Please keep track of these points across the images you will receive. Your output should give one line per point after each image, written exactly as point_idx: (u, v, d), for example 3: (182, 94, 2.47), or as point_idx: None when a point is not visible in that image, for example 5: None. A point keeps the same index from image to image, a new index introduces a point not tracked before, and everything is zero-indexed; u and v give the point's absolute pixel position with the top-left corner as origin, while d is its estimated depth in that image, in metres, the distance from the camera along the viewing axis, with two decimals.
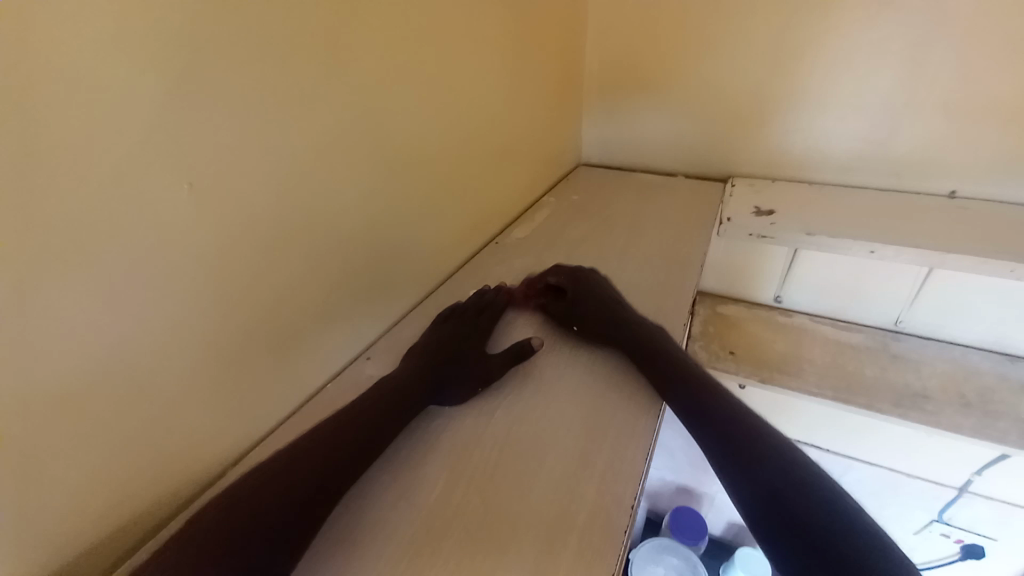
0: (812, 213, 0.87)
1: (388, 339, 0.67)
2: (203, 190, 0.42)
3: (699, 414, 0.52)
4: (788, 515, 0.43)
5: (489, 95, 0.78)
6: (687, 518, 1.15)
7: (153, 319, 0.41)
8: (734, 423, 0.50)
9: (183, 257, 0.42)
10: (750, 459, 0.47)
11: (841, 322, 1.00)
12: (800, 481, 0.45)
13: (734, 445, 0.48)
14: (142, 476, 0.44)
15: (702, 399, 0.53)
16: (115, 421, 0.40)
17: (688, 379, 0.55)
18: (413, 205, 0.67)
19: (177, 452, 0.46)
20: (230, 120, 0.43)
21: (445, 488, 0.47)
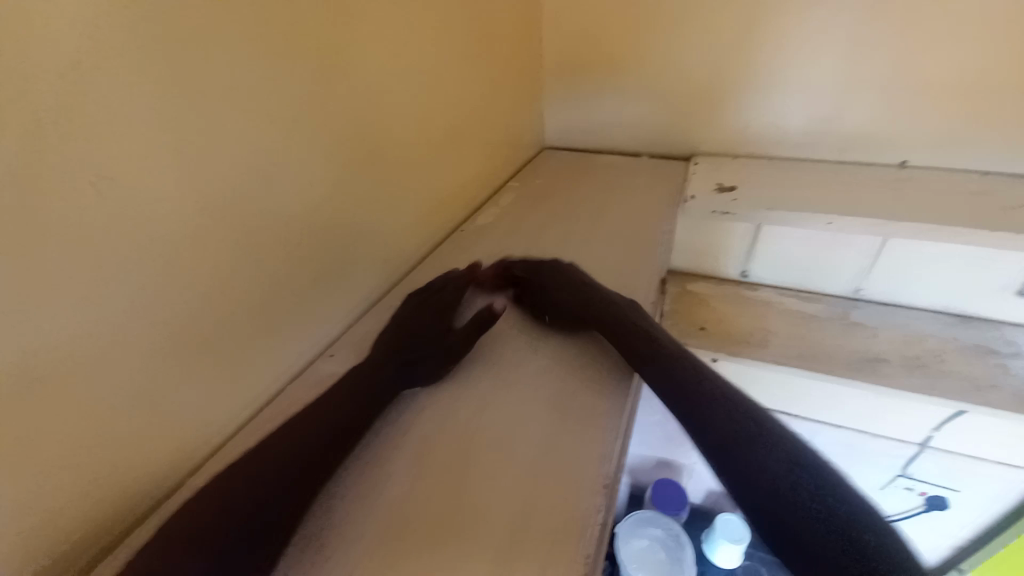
0: (773, 189, 0.88)
1: (352, 333, 0.66)
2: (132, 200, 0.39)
3: (690, 405, 0.51)
4: (781, 509, 0.43)
5: (442, 82, 0.76)
6: (668, 490, 1.18)
7: (91, 340, 0.39)
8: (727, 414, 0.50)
9: (120, 272, 0.40)
10: (746, 450, 0.47)
11: (804, 293, 1.03)
12: (792, 469, 0.46)
13: (726, 437, 0.48)
14: (96, 500, 0.42)
15: (692, 392, 0.52)
16: (54, 450, 0.38)
17: (677, 369, 0.54)
18: (368, 199, 0.66)
19: (133, 472, 0.45)
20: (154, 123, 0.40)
21: (410, 484, 0.47)
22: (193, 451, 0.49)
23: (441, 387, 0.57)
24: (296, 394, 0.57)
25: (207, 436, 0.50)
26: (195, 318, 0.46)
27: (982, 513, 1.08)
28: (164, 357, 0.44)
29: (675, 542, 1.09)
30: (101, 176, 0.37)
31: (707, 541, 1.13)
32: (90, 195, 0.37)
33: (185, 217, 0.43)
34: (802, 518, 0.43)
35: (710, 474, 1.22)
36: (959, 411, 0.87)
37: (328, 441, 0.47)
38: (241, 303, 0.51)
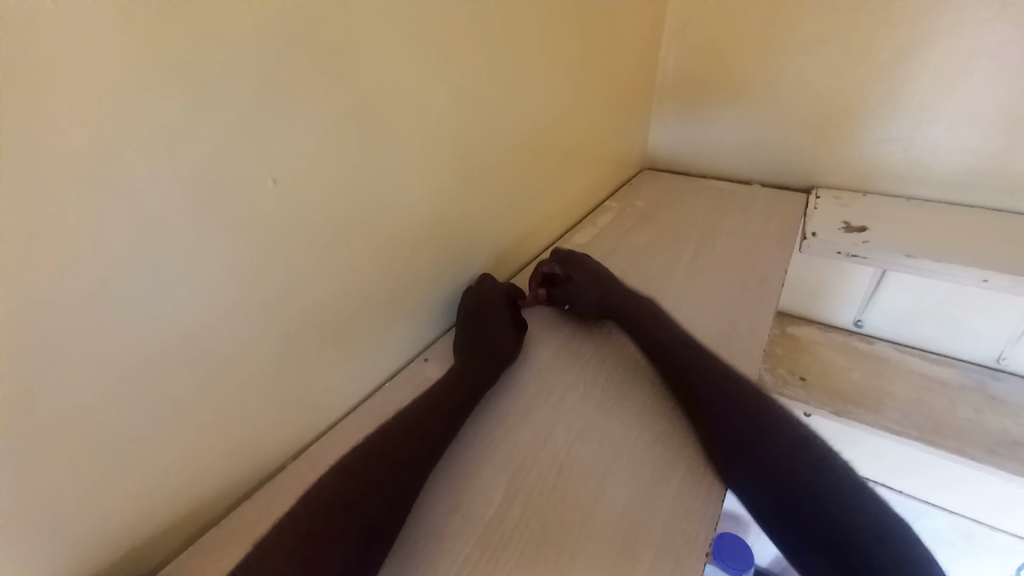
0: (911, 234, 0.78)
1: (446, 338, 0.65)
2: (271, 194, 0.42)
3: (765, 482, 0.42)
4: (797, 506, 0.40)
5: (559, 96, 0.75)
6: (735, 544, 1.03)
7: (221, 319, 0.41)
8: (791, 478, 0.42)
9: (250, 259, 0.42)
10: (764, 462, 0.43)
11: (930, 354, 0.91)
12: (827, 502, 0.40)
13: (796, 516, 0.40)
14: (204, 468, 0.44)
15: (753, 457, 0.43)
16: (179, 417, 0.41)
17: (731, 419, 0.46)
18: (478, 208, 0.66)
19: (236, 447, 0.47)
20: (300, 123, 0.42)
21: (501, 502, 0.44)
22: (287, 434, 0.51)
23: (522, 401, 0.54)
24: (390, 394, 0.58)
25: (301, 421, 0.52)
26: (306, 309, 0.48)
27: None
28: (273, 344, 0.46)
29: None
30: (264, 172, 0.41)
31: None
32: (262, 183, 0.41)
33: (318, 214, 0.46)
34: (820, 507, 0.40)
35: None
36: None
37: (423, 455, 0.45)
38: (350, 299, 0.52)
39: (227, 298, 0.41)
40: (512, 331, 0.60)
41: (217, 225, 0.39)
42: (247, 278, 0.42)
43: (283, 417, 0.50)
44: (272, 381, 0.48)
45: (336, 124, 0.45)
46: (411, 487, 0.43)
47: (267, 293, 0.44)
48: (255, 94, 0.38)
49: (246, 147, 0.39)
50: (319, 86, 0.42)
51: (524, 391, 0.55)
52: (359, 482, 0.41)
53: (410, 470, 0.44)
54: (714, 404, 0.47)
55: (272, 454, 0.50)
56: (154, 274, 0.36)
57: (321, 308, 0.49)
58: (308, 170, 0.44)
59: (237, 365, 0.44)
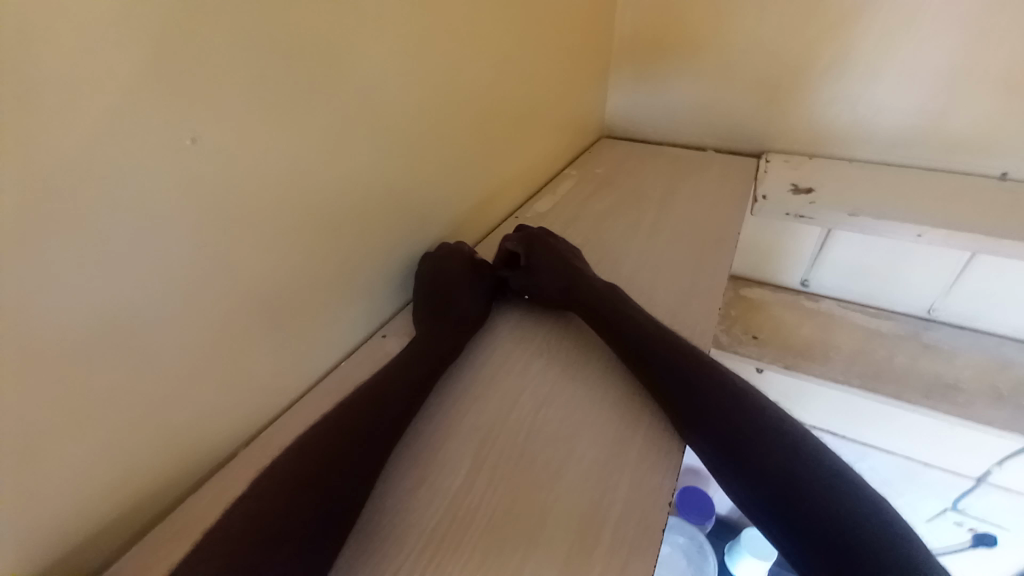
0: (855, 195, 0.81)
1: (404, 313, 0.63)
2: (200, 164, 0.38)
3: (751, 472, 0.41)
4: (794, 508, 0.39)
5: (513, 60, 0.72)
6: (696, 495, 1.09)
7: (150, 301, 0.38)
8: (768, 463, 0.41)
9: (179, 235, 0.38)
10: (758, 461, 0.42)
11: (870, 309, 0.96)
12: (826, 503, 0.39)
13: (774, 502, 0.40)
14: (144, 462, 0.41)
15: (746, 455, 0.42)
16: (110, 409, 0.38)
17: (712, 404, 0.45)
18: (433, 176, 0.63)
19: (181, 437, 0.43)
20: (227, 83, 0.38)
21: (465, 475, 0.43)
22: (238, 420, 0.48)
23: (486, 372, 0.53)
24: (349, 372, 0.56)
25: (252, 405, 0.49)
26: (250, 288, 0.45)
27: None
28: (213, 326, 0.43)
29: (699, 552, 1.06)
30: (181, 132, 0.36)
31: (731, 551, 1.07)
32: (180, 146, 0.36)
33: (251, 183, 0.42)
34: (819, 508, 0.39)
35: None
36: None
37: (384, 430, 0.44)
38: (299, 276, 0.49)
39: (154, 276, 0.37)
40: (476, 303, 0.59)
41: (132, 194, 0.34)
42: (176, 253, 0.38)
43: (230, 401, 0.47)
44: (216, 367, 0.44)
45: (270, 84, 0.41)
46: (372, 462, 0.42)
47: (201, 269, 0.40)
48: (158, 40, 0.33)
49: (157, 104, 0.34)
50: (238, 35, 0.38)
51: (488, 362, 0.54)
52: (317, 465, 0.39)
53: (374, 447, 0.42)
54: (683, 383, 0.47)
55: (222, 439, 0.47)
56: (58, 250, 0.32)
57: (267, 285, 0.46)
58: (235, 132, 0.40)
59: (171, 348, 0.40)
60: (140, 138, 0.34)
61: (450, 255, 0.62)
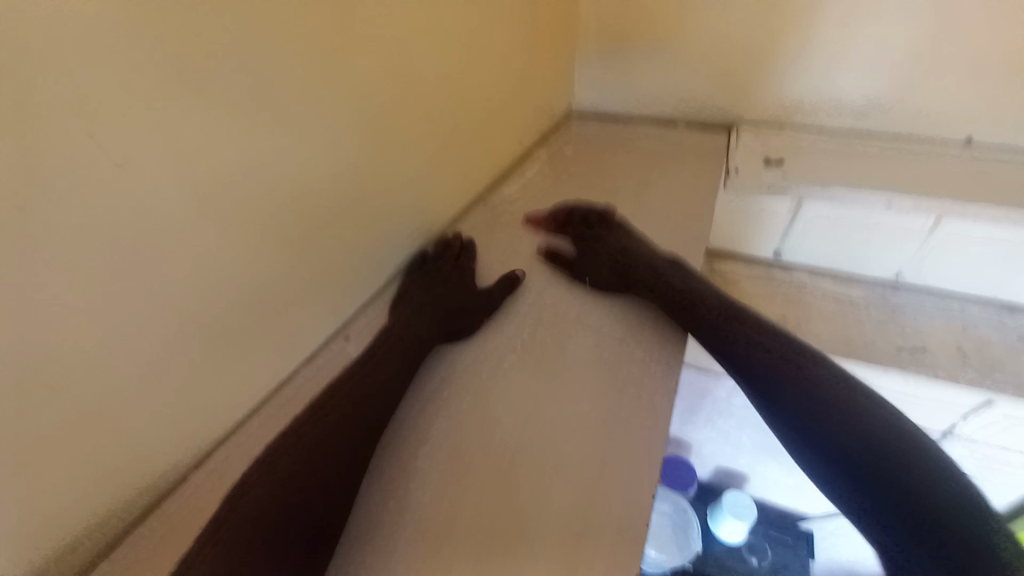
0: (825, 167, 0.81)
1: (369, 314, 0.59)
2: (106, 179, 0.33)
3: (789, 398, 0.50)
4: (826, 425, 0.48)
5: (473, 36, 0.67)
6: (678, 465, 1.11)
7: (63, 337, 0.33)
8: (822, 409, 0.49)
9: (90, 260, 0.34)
10: (790, 388, 0.50)
11: (841, 277, 0.97)
12: (855, 422, 0.47)
13: (812, 423, 0.48)
14: None
15: (780, 381, 0.50)
16: None
17: (746, 344, 0.52)
18: (393, 169, 0.58)
19: None
20: (124, 85, 0.33)
21: (438, 489, 0.43)
22: (192, 447, 0.45)
23: (458, 374, 0.51)
24: (312, 382, 0.53)
25: (207, 424, 0.47)
26: (184, 307, 0.41)
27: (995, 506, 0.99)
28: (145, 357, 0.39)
29: (682, 517, 1.09)
30: (60, 146, 0.31)
31: (713, 516, 1.10)
32: (63, 163, 0.31)
33: (166, 196, 0.37)
34: (848, 425, 0.48)
35: (722, 453, 1.16)
36: (988, 404, 0.81)
37: (349, 453, 0.42)
38: (248, 288, 0.46)
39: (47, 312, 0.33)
40: (445, 297, 0.56)
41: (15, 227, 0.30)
42: (73, 285, 0.34)
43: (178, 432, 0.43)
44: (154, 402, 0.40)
45: (180, 82, 0.36)
46: (337, 491, 0.40)
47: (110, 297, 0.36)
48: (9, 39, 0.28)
49: (37, 119, 0.30)
50: (123, 27, 0.32)
51: (459, 363, 0.52)
52: (277, 504, 0.37)
53: (327, 469, 0.40)
54: (752, 347, 0.52)
55: (157, 469, 0.45)
56: None
57: (211, 302, 0.43)
58: (135, 140, 0.34)
59: (83, 386, 0.36)
60: (5, 159, 0.29)
61: (444, 254, 0.63)
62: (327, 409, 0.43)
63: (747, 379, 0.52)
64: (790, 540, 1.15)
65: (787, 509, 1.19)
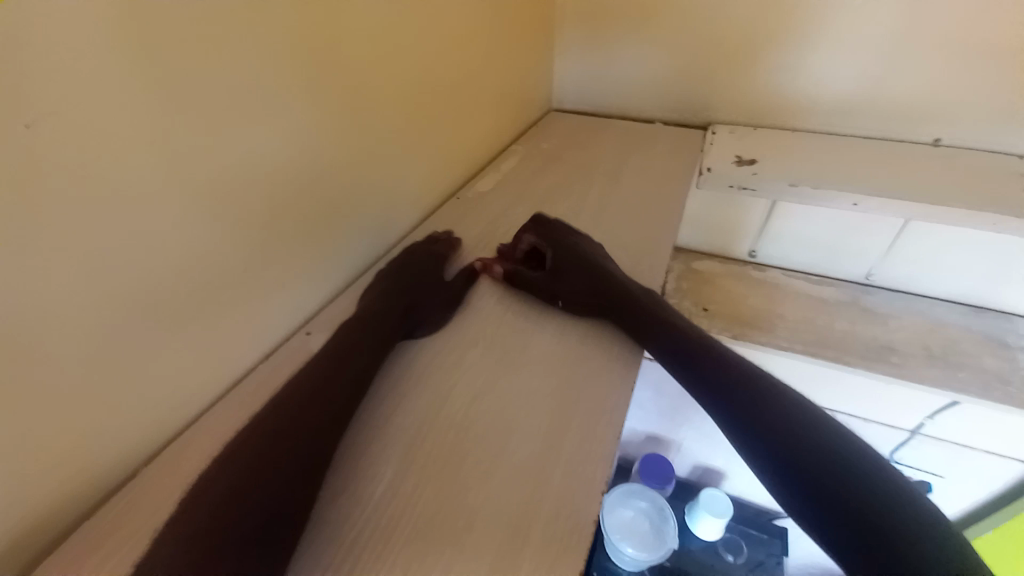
0: (798, 165, 0.82)
1: (335, 305, 0.58)
2: (53, 150, 0.32)
3: (751, 418, 0.44)
4: (794, 452, 0.42)
5: (446, 26, 0.67)
6: (657, 463, 1.13)
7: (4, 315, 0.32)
8: (786, 433, 0.43)
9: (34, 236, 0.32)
10: (753, 408, 0.45)
11: (813, 276, 0.99)
12: (824, 453, 0.41)
13: (779, 449, 0.42)
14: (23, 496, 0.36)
15: (741, 400, 0.45)
16: None
17: (707, 360, 0.49)
18: (361, 157, 0.58)
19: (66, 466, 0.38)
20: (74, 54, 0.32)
21: (394, 477, 0.41)
22: (143, 436, 0.43)
23: (420, 365, 0.50)
24: (272, 374, 0.51)
25: (160, 420, 0.44)
26: (140, 290, 0.39)
27: (961, 502, 1.02)
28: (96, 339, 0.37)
29: (660, 515, 1.07)
30: (13, 114, 0.30)
31: (691, 513, 1.10)
32: (17, 133, 0.30)
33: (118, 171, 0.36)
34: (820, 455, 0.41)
35: (699, 451, 1.16)
36: (953, 400, 0.82)
37: (306, 434, 0.40)
38: (207, 274, 0.44)
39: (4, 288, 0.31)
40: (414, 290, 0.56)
41: None
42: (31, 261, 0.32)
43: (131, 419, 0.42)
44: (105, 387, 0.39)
45: (135, 55, 0.35)
46: (304, 483, 0.38)
47: (62, 276, 0.34)
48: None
49: None
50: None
51: (423, 355, 0.51)
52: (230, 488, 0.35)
53: (298, 453, 0.38)
54: (713, 361, 0.48)
55: (120, 459, 0.42)
56: None
57: (167, 288, 0.41)
58: (91, 112, 0.33)
59: (36, 369, 0.34)
60: None
61: (414, 245, 0.63)
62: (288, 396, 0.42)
63: (704, 396, 0.47)
64: (766, 537, 1.16)
65: (761, 503, 1.22)
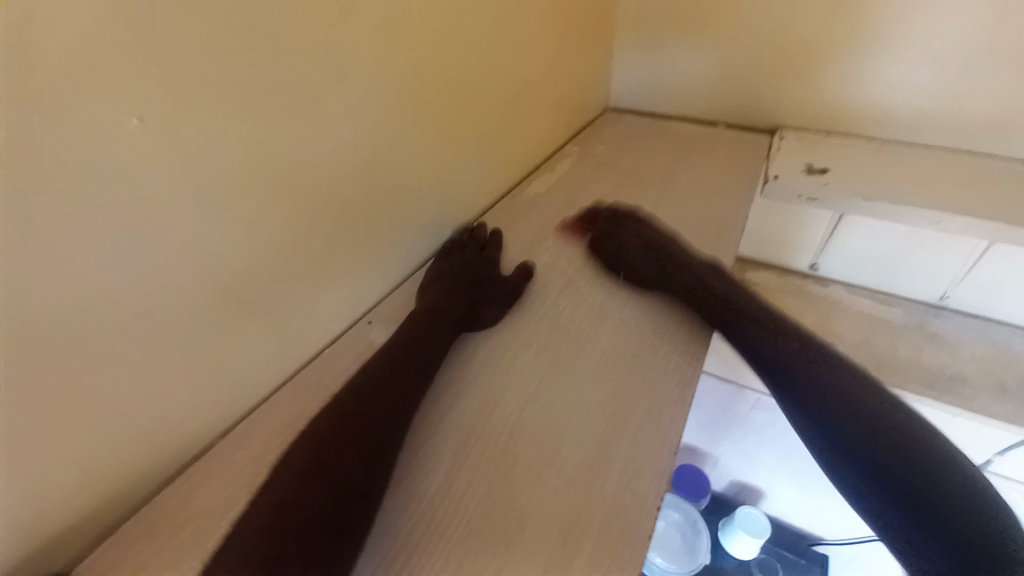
0: (872, 178, 0.77)
1: (393, 299, 0.59)
2: (157, 148, 0.34)
3: (812, 395, 0.48)
4: (849, 423, 0.46)
5: (510, 27, 0.66)
6: (694, 475, 1.07)
7: (104, 298, 0.34)
8: (843, 405, 0.47)
9: (137, 224, 0.34)
10: (813, 382, 0.48)
11: (878, 294, 0.93)
12: (875, 424, 0.46)
13: (834, 421, 0.47)
14: (112, 464, 0.39)
15: (800, 375, 0.49)
16: (69, 414, 0.35)
17: (770, 336, 0.51)
18: (423, 154, 0.58)
19: (150, 439, 0.41)
20: (178, 56, 0.33)
21: (447, 474, 0.42)
22: (216, 416, 0.46)
23: (474, 365, 0.50)
24: (332, 362, 0.53)
25: (230, 402, 0.46)
26: (218, 278, 0.41)
27: None
28: (183, 323, 0.40)
29: (692, 528, 1.05)
30: (128, 114, 0.32)
31: (726, 529, 1.07)
32: (124, 126, 0.32)
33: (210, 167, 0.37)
34: (870, 425, 0.46)
35: (739, 467, 1.12)
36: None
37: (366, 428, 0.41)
38: (277, 265, 0.46)
39: (102, 270, 0.34)
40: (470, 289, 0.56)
41: (79, 190, 0.31)
42: (127, 244, 0.34)
43: (205, 400, 0.44)
44: (184, 368, 0.41)
45: (228, 58, 0.36)
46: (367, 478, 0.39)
47: (158, 264, 0.37)
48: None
49: (98, 83, 0.30)
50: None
51: (476, 354, 0.52)
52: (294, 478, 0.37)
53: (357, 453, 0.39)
54: (776, 338, 0.51)
55: (192, 435, 0.44)
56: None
57: (243, 277, 0.43)
58: (190, 110, 0.35)
59: (130, 348, 0.37)
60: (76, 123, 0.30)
61: (470, 245, 0.63)
62: (350, 391, 0.43)
63: (765, 369, 0.51)
64: (804, 562, 1.11)
65: (801, 529, 1.15)
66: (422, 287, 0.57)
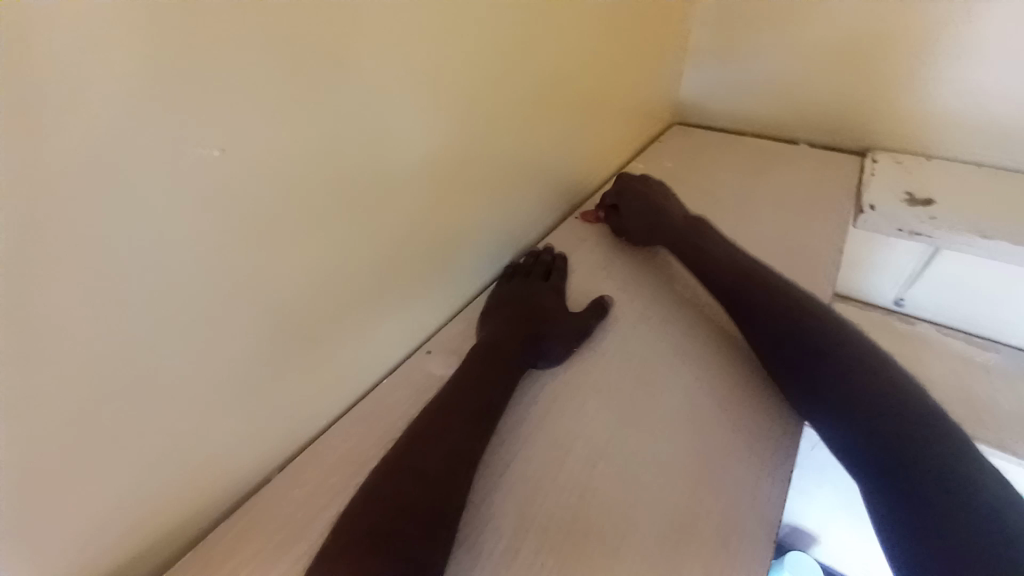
0: (987, 210, 0.68)
1: (452, 326, 0.56)
2: (234, 178, 0.33)
3: (847, 411, 0.41)
4: (882, 442, 0.38)
5: (584, 40, 0.63)
6: None
7: (175, 331, 0.33)
8: (880, 427, 0.39)
9: (210, 256, 0.33)
10: (853, 400, 0.41)
11: (977, 337, 0.81)
12: (917, 448, 0.37)
13: (863, 440, 0.39)
14: (172, 496, 0.38)
15: (837, 391, 0.42)
16: (135, 447, 0.34)
17: (815, 350, 0.44)
18: (489, 174, 0.55)
19: (209, 471, 0.40)
20: (258, 83, 0.32)
21: (512, 536, 0.38)
22: (271, 447, 0.44)
23: (538, 409, 0.46)
24: (388, 393, 0.50)
25: (285, 432, 0.45)
26: (282, 308, 0.39)
27: None
28: (247, 354, 0.38)
29: None
30: (208, 144, 0.31)
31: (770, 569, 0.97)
32: (205, 156, 0.31)
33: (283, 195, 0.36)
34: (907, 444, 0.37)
35: None
36: None
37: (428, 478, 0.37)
38: (339, 292, 0.43)
39: (173, 303, 0.32)
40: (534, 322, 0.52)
41: (157, 223, 0.30)
42: (198, 276, 0.33)
43: (262, 431, 0.42)
44: (245, 399, 0.40)
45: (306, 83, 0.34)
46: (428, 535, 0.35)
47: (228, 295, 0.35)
48: (172, 30, 0.27)
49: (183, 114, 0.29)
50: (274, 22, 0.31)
51: (541, 396, 0.48)
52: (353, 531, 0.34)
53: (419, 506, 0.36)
54: (823, 353, 0.44)
55: (249, 467, 0.43)
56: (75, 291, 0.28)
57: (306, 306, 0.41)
58: (267, 138, 0.33)
59: (195, 381, 0.36)
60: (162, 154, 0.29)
61: (534, 273, 0.59)
62: (412, 436, 0.40)
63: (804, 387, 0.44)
64: None
65: None
66: (485, 319, 0.54)
